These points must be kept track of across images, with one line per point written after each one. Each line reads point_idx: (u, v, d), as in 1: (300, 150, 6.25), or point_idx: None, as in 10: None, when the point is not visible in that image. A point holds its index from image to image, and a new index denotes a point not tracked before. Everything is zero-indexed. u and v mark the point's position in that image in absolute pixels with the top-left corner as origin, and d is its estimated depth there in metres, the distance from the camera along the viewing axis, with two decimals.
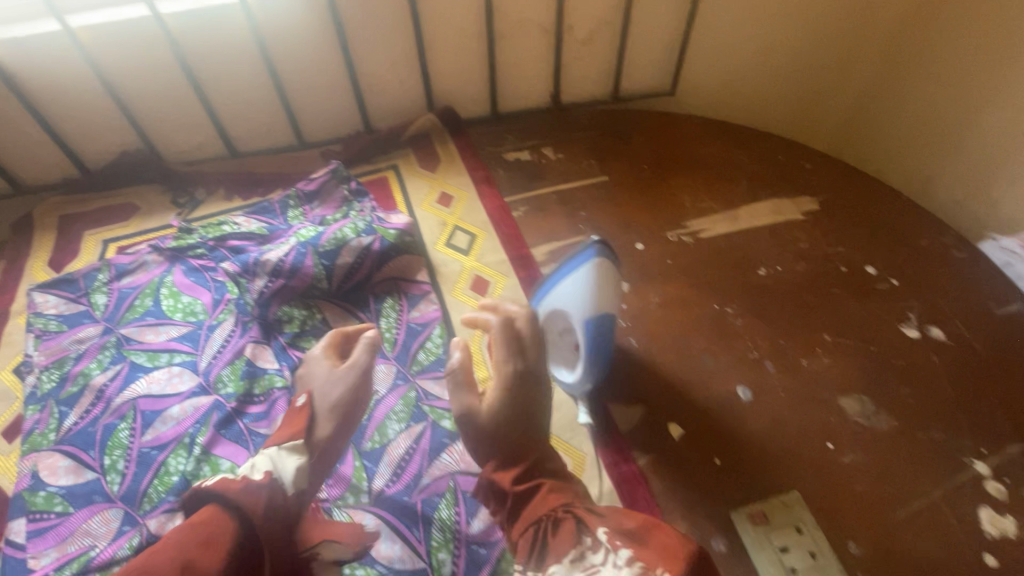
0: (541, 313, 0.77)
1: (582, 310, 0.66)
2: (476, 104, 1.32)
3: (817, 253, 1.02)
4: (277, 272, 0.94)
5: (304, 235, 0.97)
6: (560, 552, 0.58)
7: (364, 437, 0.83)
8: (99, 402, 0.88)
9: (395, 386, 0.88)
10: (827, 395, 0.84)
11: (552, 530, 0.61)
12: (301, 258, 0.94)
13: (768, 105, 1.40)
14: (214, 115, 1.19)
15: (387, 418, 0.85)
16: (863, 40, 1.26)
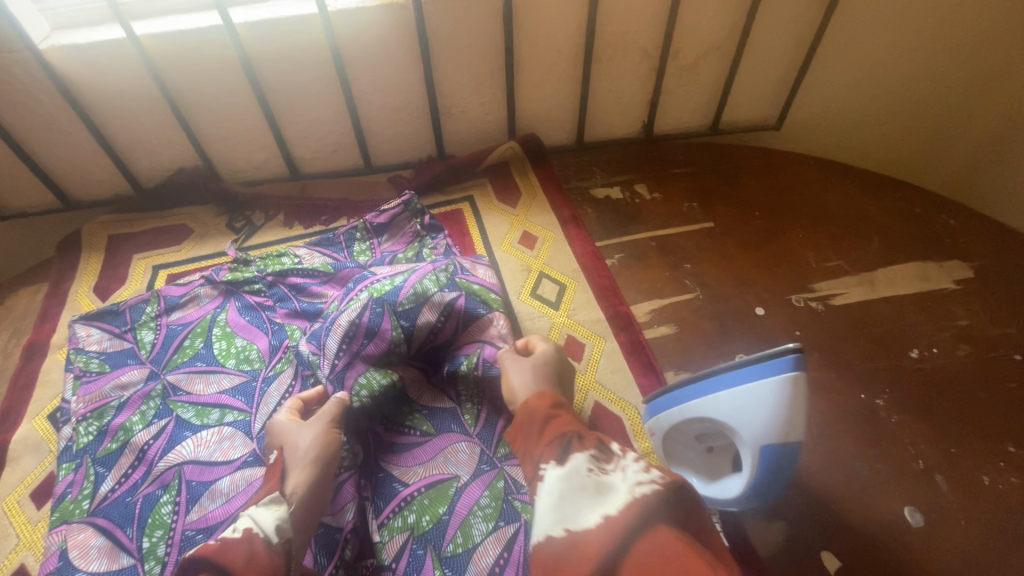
0: (676, 414, 0.61)
1: (761, 436, 0.51)
2: (561, 131, 1.19)
3: (982, 335, 0.85)
4: (351, 337, 0.78)
5: (378, 288, 0.80)
6: (583, 448, 0.56)
7: (445, 538, 0.70)
8: (140, 465, 0.77)
9: (479, 472, 0.75)
10: (1021, 527, 0.67)
11: (577, 439, 0.57)
12: (378, 319, 0.78)
13: (888, 146, 1.23)
14: (280, 134, 1.09)
15: (470, 515, 0.71)
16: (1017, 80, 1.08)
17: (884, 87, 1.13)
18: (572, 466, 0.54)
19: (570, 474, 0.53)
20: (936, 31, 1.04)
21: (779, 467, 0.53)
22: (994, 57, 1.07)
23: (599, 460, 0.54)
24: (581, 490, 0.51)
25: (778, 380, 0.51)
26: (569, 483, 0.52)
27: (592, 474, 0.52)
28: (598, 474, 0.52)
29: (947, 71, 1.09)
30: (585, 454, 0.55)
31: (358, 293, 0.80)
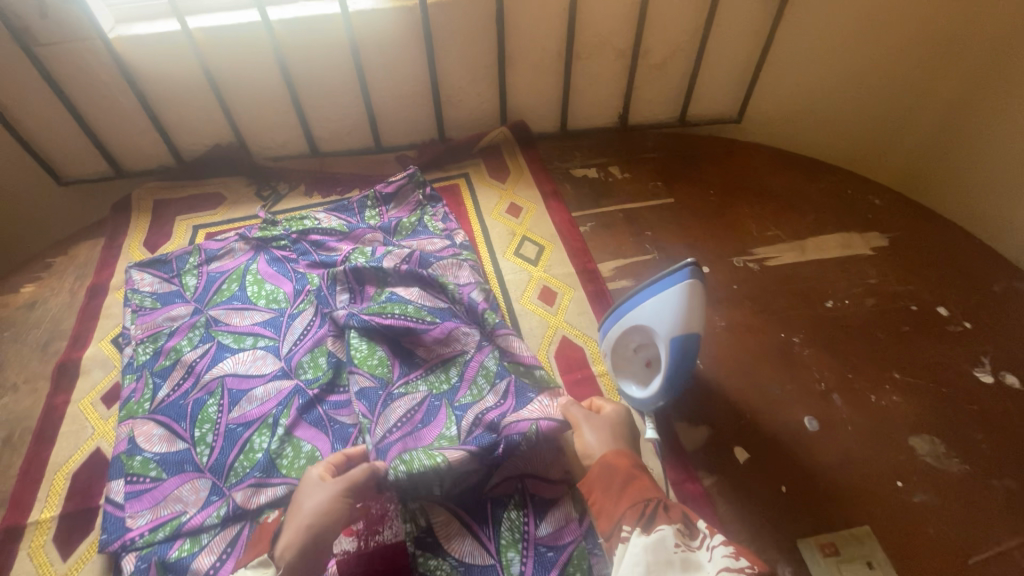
0: (618, 331, 0.79)
1: (671, 329, 0.70)
2: (547, 120, 1.37)
3: (887, 290, 1.02)
4: (407, 419, 0.85)
5: (436, 383, 0.90)
6: (668, 520, 0.63)
7: (458, 394, 0.88)
8: (190, 376, 0.95)
9: (480, 346, 0.93)
10: (896, 432, 0.84)
11: (662, 509, 0.65)
12: (434, 410, 0.87)
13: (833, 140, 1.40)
14: (303, 116, 1.26)
15: (477, 376, 0.90)
16: (938, 84, 1.24)
17: (827, 87, 1.29)
18: (659, 537, 0.61)
19: (659, 541, 0.61)
20: (866, 39, 1.20)
21: (685, 353, 0.71)
22: (919, 62, 1.22)
23: (685, 536, 0.63)
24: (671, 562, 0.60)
25: (680, 285, 0.69)
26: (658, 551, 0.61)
27: (682, 549, 0.61)
28: (686, 551, 0.61)
29: (879, 75, 1.25)
30: (672, 527, 0.63)
31: (415, 381, 0.90)
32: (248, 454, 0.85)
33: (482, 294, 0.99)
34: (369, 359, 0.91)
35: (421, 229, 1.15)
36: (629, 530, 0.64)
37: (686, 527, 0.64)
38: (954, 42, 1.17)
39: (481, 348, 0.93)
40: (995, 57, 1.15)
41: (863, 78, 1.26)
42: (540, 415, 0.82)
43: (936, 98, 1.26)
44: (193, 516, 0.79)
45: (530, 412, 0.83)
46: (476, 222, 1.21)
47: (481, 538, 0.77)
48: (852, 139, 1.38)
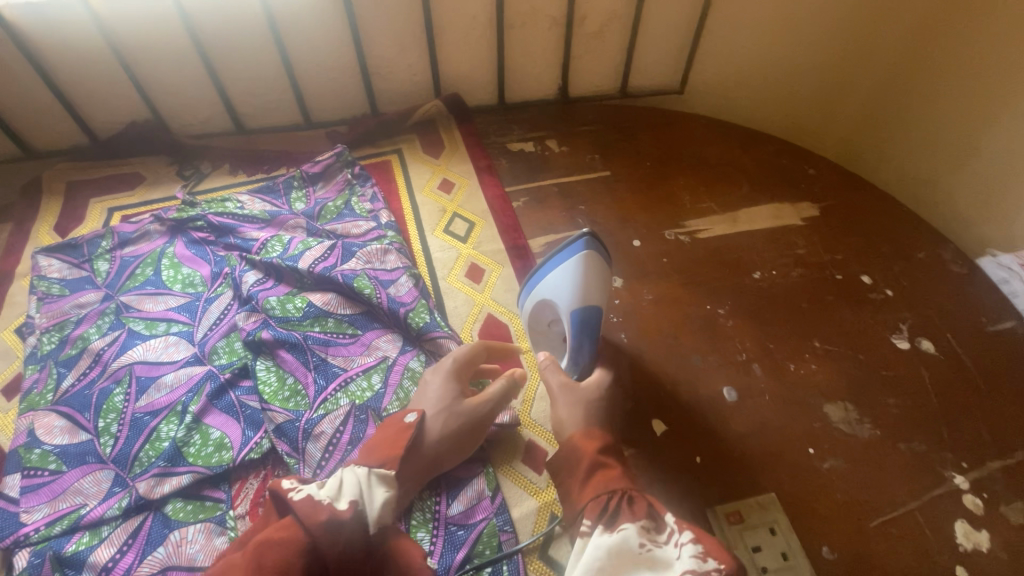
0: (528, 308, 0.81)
1: (572, 301, 0.73)
2: (483, 92, 1.32)
3: (814, 260, 1.02)
4: (334, 446, 0.79)
5: (358, 394, 0.84)
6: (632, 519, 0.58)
7: (383, 403, 0.84)
8: (97, 365, 0.90)
9: (404, 350, 0.90)
10: (811, 400, 0.84)
11: (624, 504, 0.60)
12: (362, 426, 0.81)
13: (774, 110, 1.37)
14: (223, 89, 1.20)
15: (402, 380, 0.86)
16: (875, 54, 1.22)
17: (767, 56, 1.26)
18: (621, 539, 0.57)
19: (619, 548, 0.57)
20: (802, 8, 1.17)
21: (586, 327, 0.74)
22: (857, 30, 1.19)
23: (650, 531, 0.58)
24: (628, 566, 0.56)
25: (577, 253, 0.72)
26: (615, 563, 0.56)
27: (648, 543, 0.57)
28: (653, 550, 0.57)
29: (818, 44, 1.23)
30: (635, 526, 0.58)
31: (334, 396, 0.84)
32: (154, 443, 0.81)
33: (410, 279, 0.97)
34: (280, 392, 0.84)
35: (347, 212, 1.11)
36: (590, 525, 0.60)
37: (653, 523, 0.59)
38: (890, 8, 1.15)
39: (401, 354, 0.90)
40: (931, 24, 1.13)
41: (803, 47, 1.24)
42: None
43: (874, 68, 1.24)
44: (93, 509, 0.76)
45: None
46: (407, 199, 1.17)
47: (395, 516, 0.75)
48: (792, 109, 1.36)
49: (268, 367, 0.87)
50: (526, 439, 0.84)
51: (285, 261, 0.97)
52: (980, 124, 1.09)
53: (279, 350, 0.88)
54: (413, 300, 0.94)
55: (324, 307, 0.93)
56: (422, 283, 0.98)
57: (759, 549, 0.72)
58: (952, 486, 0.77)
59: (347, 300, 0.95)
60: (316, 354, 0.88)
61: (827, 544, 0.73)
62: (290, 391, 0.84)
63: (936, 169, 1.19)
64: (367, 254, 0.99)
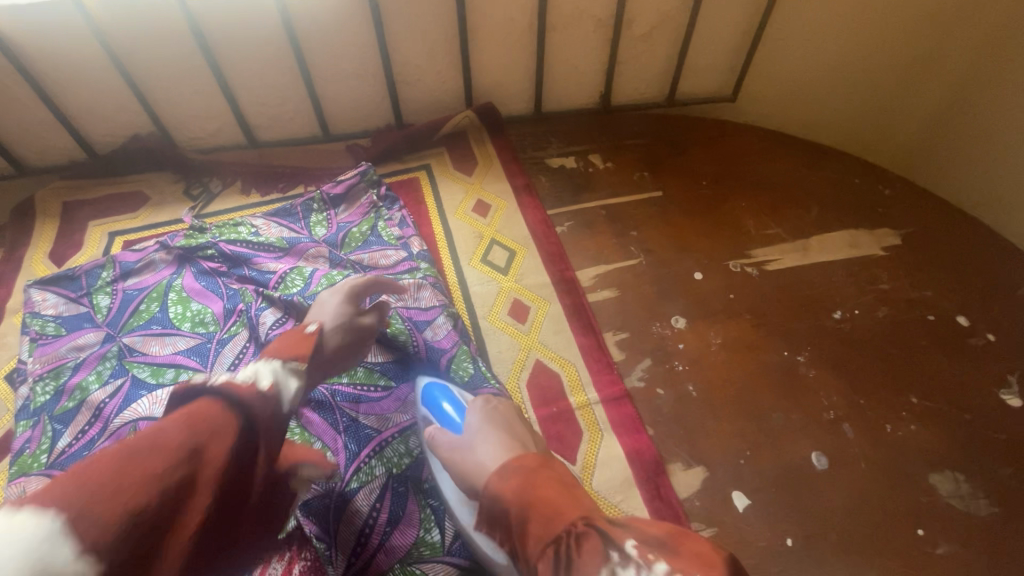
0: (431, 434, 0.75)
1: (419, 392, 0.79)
2: (518, 101, 1.20)
3: (900, 297, 0.91)
4: (371, 527, 0.70)
5: (395, 461, 0.75)
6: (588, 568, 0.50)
7: (424, 472, 0.75)
8: (96, 421, 0.80)
9: None
10: (914, 469, 0.73)
11: (572, 541, 0.52)
12: (402, 502, 0.72)
13: (823, 116, 1.21)
14: (234, 99, 1.08)
15: None
16: (935, 72, 1.08)
17: (824, 67, 1.12)
18: None
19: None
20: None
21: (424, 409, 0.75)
22: (916, 44, 1.06)
23: None
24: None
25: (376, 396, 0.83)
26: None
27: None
28: None
29: (870, 60, 1.10)
30: None
31: (368, 465, 0.74)
32: None
33: (449, 320, 0.86)
34: None
35: (374, 238, 1.00)
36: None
37: None
38: (961, 19, 1.00)
39: None
40: (1001, 40, 0.99)
41: (856, 61, 1.10)
42: None
43: (932, 88, 1.10)
44: None
45: None
46: (438, 223, 1.06)
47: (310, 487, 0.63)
48: (844, 114, 1.19)
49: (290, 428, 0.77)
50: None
51: (305, 299, 0.87)
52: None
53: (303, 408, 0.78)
54: (451, 345, 0.84)
55: None
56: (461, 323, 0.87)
57: None
58: None
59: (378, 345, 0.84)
60: (346, 413, 0.78)
61: None
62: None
63: (1016, 199, 1.04)
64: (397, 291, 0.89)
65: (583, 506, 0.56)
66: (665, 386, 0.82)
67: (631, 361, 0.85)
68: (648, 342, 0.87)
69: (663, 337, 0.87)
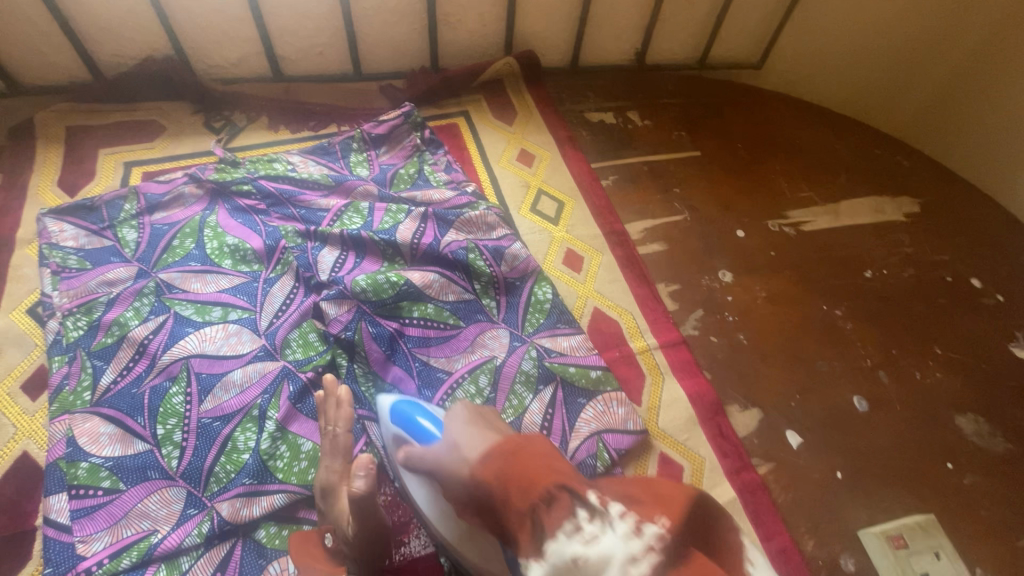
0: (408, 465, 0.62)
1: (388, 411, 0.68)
2: (556, 52, 1.18)
3: (922, 259, 0.98)
4: None
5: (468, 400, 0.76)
6: (553, 525, 0.46)
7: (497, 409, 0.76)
8: (142, 358, 0.76)
9: (513, 348, 0.80)
10: (942, 411, 0.81)
11: (543, 505, 0.48)
12: None
13: (832, 82, 1.21)
14: (264, 29, 1.01)
15: (514, 383, 0.77)
16: (935, 56, 1.10)
17: (839, 45, 1.15)
18: None
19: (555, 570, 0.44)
20: None
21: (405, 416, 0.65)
22: (923, 24, 1.08)
23: None
24: None
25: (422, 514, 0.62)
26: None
27: (577, 552, 0.44)
28: None
29: (880, 39, 1.11)
30: None
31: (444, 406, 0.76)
32: (231, 456, 0.69)
33: (524, 248, 0.89)
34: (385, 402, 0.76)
35: (421, 182, 0.97)
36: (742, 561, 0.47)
37: None
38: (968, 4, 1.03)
39: (512, 350, 0.80)
40: (1007, 24, 1.02)
41: (866, 41, 1.13)
42: (603, 426, 0.75)
43: (935, 70, 1.12)
44: (167, 537, 0.64)
45: (590, 427, 0.74)
46: (482, 169, 1.04)
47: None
48: (854, 81, 1.19)
49: (368, 369, 0.77)
50: (659, 451, 0.75)
51: (377, 234, 0.86)
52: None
53: (378, 353, 0.78)
54: (525, 289, 0.86)
55: (423, 289, 0.83)
56: (535, 261, 0.90)
57: None
58: None
59: (453, 282, 0.84)
60: (419, 356, 0.79)
61: (980, 565, 0.70)
62: None
63: (1009, 173, 1.08)
64: (467, 223, 0.90)
65: (568, 475, 0.51)
66: (718, 334, 0.86)
67: (684, 311, 0.88)
68: (699, 294, 0.90)
69: (713, 289, 0.91)
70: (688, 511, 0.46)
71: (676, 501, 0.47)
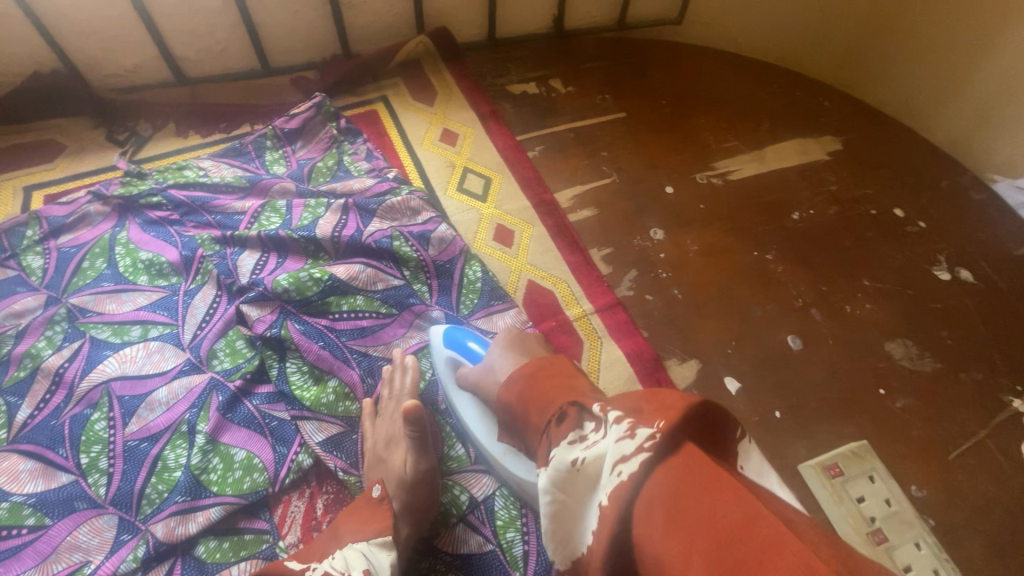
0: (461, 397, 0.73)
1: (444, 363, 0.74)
2: (471, 26, 1.15)
3: (848, 196, 1.00)
4: None
5: None
6: (560, 437, 0.48)
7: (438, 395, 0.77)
8: (59, 388, 0.72)
9: None
10: (872, 340, 0.83)
11: (555, 422, 0.49)
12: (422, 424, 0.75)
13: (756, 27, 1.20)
14: (156, 31, 0.96)
15: None
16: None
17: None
18: None
19: (558, 474, 0.45)
20: None
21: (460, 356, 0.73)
22: None
23: None
24: (581, 489, 0.43)
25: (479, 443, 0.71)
26: (573, 486, 0.44)
27: (580, 455, 0.44)
28: None
29: None
30: None
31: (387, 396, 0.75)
32: (162, 475, 0.67)
33: (451, 230, 0.87)
34: (322, 397, 0.74)
35: (342, 173, 0.94)
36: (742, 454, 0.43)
37: None
38: None
39: (451, 332, 0.81)
40: None
41: None
42: None
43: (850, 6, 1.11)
44: (101, 565, 0.62)
45: None
46: (405, 154, 1.01)
47: (475, 525, 0.68)
48: (775, 24, 1.18)
49: (299, 369, 0.75)
50: None
51: (296, 232, 0.83)
52: (978, 48, 0.99)
53: (310, 347, 0.75)
54: (456, 270, 0.85)
55: (350, 281, 0.80)
56: (465, 240, 0.89)
57: (864, 500, 0.70)
58: (1013, 410, 0.78)
59: (381, 271, 0.83)
60: (354, 349, 0.77)
61: (914, 483, 0.72)
62: (336, 395, 0.74)
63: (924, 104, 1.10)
64: (390, 211, 0.88)
65: (582, 393, 0.51)
66: (653, 292, 0.87)
67: (618, 273, 0.88)
68: (632, 254, 0.90)
69: (646, 248, 0.91)
70: (692, 410, 0.40)
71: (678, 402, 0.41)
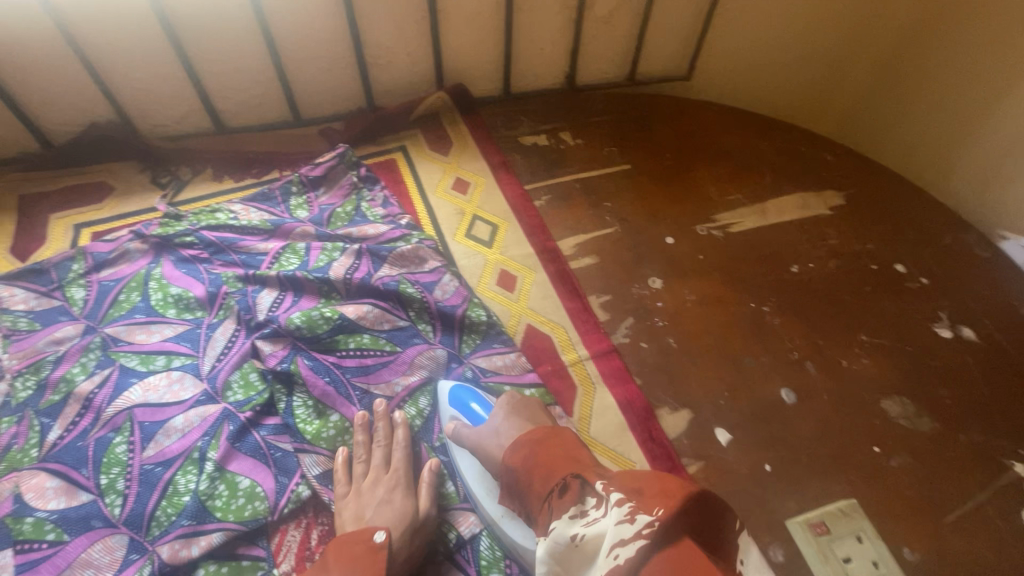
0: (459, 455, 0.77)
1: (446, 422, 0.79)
2: (487, 81, 1.23)
3: (849, 250, 1.01)
4: None
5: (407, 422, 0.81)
6: (561, 510, 0.56)
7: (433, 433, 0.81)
8: (87, 412, 0.78)
9: (451, 368, 0.84)
10: (869, 397, 0.83)
11: (558, 493, 0.58)
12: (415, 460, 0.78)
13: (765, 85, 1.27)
14: (202, 87, 1.06)
15: None
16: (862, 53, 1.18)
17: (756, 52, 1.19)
18: None
19: (558, 545, 0.54)
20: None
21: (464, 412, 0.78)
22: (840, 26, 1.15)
23: None
24: (579, 561, 0.52)
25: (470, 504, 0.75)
26: (572, 559, 0.53)
27: (579, 531, 0.53)
28: None
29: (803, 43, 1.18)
30: None
31: None
32: (172, 499, 0.71)
33: (455, 279, 0.92)
34: (324, 431, 0.78)
35: (359, 219, 1.01)
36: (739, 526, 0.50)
37: None
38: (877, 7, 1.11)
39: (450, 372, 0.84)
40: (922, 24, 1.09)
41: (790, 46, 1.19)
42: None
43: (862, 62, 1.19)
44: None
45: None
46: (418, 201, 1.08)
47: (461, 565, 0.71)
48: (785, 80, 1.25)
49: (305, 403, 0.80)
50: None
51: (311, 273, 0.90)
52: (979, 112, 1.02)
53: (316, 382, 0.81)
54: (458, 313, 0.88)
55: (358, 321, 0.86)
56: (469, 285, 0.94)
57: (850, 560, 0.70)
58: (1013, 474, 0.77)
59: (388, 312, 0.88)
60: (358, 386, 0.82)
61: (907, 545, 0.71)
62: (336, 429, 0.78)
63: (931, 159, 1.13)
64: (400, 258, 0.93)
65: (584, 469, 0.59)
66: (648, 340, 0.89)
67: (614, 320, 0.91)
68: (630, 302, 0.93)
69: (643, 297, 0.94)
70: (688, 500, 0.48)
71: (679, 491, 0.49)
